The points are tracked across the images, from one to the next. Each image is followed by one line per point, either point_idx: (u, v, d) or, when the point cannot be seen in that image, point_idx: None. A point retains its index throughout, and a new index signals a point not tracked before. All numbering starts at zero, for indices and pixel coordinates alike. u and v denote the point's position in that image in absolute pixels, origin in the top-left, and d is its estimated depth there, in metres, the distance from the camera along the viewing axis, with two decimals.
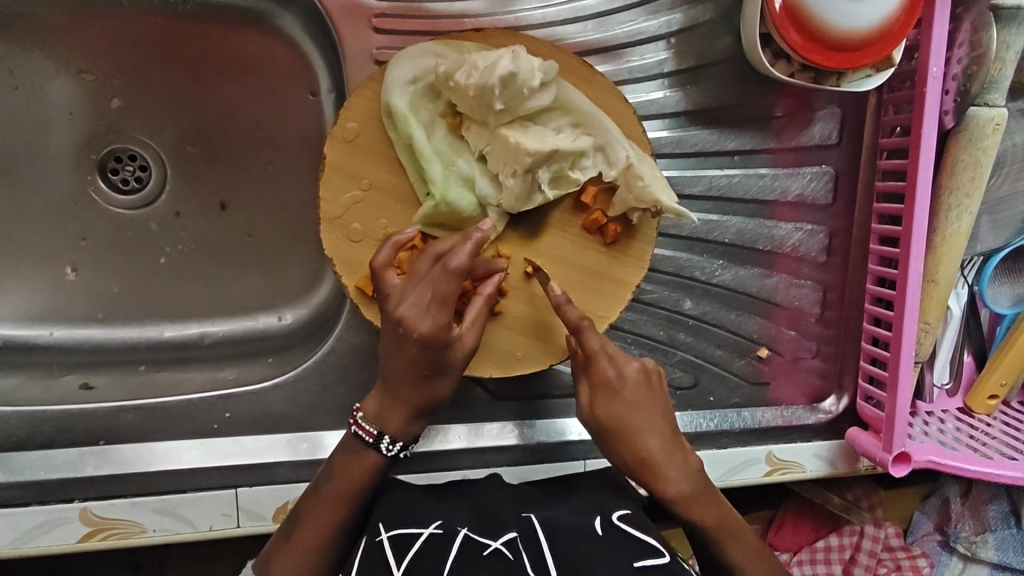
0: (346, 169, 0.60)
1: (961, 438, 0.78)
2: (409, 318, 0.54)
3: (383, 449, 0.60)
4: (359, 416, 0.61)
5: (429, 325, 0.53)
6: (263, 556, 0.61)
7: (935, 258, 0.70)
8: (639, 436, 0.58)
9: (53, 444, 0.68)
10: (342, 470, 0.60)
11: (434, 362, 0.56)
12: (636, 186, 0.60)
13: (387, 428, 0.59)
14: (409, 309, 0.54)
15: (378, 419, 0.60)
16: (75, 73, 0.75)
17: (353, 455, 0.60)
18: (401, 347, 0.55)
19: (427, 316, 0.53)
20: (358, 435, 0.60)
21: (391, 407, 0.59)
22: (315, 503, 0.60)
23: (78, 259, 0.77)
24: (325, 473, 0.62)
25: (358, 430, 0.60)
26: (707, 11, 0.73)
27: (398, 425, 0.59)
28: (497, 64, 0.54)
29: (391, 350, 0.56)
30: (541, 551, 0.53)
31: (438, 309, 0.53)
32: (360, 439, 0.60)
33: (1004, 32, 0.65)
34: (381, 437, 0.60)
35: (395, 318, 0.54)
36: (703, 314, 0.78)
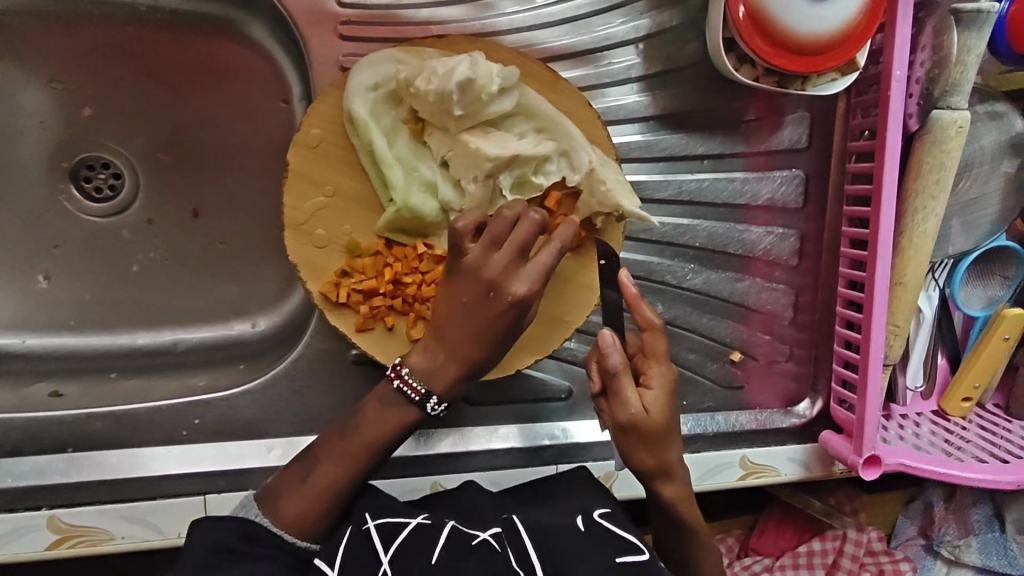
0: (309, 175, 0.60)
1: (937, 442, 0.78)
2: (505, 280, 0.53)
3: (428, 410, 0.56)
4: (402, 371, 0.56)
5: (525, 287, 0.53)
6: (263, 493, 0.57)
7: (902, 260, 0.70)
8: (652, 447, 0.57)
9: (21, 451, 0.68)
10: (377, 420, 0.57)
11: (514, 326, 0.55)
12: (599, 190, 0.60)
13: (436, 388, 0.56)
14: (504, 270, 0.53)
15: (426, 378, 0.56)
16: (46, 82, 0.76)
17: (390, 407, 0.57)
18: (484, 309, 0.54)
19: (520, 277, 0.53)
20: (402, 390, 0.56)
21: (448, 365, 0.55)
22: (340, 446, 0.57)
23: (51, 266, 0.77)
24: (352, 419, 0.58)
25: (405, 386, 0.56)
26: (675, 16, 0.73)
27: (449, 386, 0.56)
28: (455, 70, 0.55)
29: (464, 312, 0.54)
30: (530, 545, 0.53)
31: (533, 272, 0.53)
32: (403, 395, 0.56)
33: (966, 36, 0.65)
34: (428, 396, 0.56)
35: (488, 281, 0.53)
36: (675, 318, 0.78)
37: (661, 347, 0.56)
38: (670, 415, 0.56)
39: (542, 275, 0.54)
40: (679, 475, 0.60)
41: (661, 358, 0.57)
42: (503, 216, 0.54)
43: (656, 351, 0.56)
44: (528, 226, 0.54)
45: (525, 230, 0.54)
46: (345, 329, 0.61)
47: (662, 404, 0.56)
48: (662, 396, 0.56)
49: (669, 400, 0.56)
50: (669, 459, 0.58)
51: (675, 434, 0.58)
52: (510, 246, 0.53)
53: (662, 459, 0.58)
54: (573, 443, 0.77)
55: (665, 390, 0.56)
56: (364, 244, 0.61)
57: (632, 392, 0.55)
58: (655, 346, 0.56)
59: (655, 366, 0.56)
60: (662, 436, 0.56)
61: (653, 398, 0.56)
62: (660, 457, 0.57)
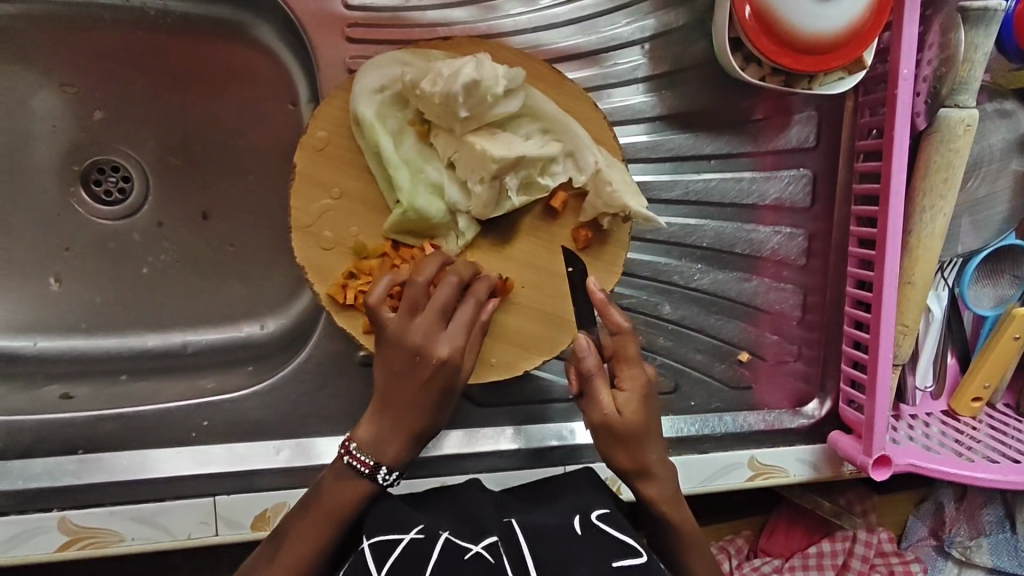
0: (317, 177, 0.60)
1: (947, 443, 0.77)
2: (429, 344, 0.57)
3: (380, 479, 0.58)
4: (350, 446, 0.58)
5: (448, 347, 0.57)
6: (237, 575, 0.58)
7: (911, 260, 0.70)
8: (639, 447, 0.58)
9: (32, 453, 0.68)
10: (332, 492, 0.58)
11: (448, 385, 0.58)
12: (605, 191, 0.60)
13: (385, 457, 0.58)
14: (425, 334, 0.57)
15: (375, 449, 0.58)
16: (57, 87, 0.76)
17: (343, 481, 0.58)
18: (415, 375, 0.57)
19: (442, 339, 0.57)
20: (352, 464, 0.58)
21: (391, 434, 0.58)
22: (301, 525, 0.58)
23: (62, 269, 0.78)
24: (311, 494, 0.59)
25: (353, 461, 0.58)
26: (681, 16, 0.73)
27: (396, 452, 0.58)
28: (459, 72, 0.55)
29: (399, 380, 0.58)
30: (522, 554, 0.53)
31: (455, 330, 0.57)
32: (353, 468, 0.58)
33: (972, 33, 0.65)
34: (377, 468, 0.58)
35: (413, 347, 0.57)
36: (682, 319, 0.78)
37: (632, 350, 0.58)
38: (645, 416, 0.58)
39: (464, 331, 0.58)
40: (664, 476, 0.60)
41: (634, 360, 0.59)
42: (416, 281, 0.57)
43: (628, 353, 0.58)
44: (447, 289, 0.58)
45: (444, 294, 0.58)
46: (353, 330, 0.61)
47: (636, 406, 0.58)
48: (635, 397, 0.58)
49: (644, 401, 0.58)
50: (650, 461, 0.59)
51: (653, 434, 0.59)
52: (428, 312, 0.57)
53: (641, 459, 0.59)
54: (580, 444, 0.77)
55: (639, 392, 0.58)
56: (371, 245, 0.61)
57: (606, 396, 0.57)
58: (627, 347, 0.58)
59: (627, 368, 0.58)
60: (639, 436, 0.58)
61: (627, 399, 0.58)
62: (638, 456, 0.59)
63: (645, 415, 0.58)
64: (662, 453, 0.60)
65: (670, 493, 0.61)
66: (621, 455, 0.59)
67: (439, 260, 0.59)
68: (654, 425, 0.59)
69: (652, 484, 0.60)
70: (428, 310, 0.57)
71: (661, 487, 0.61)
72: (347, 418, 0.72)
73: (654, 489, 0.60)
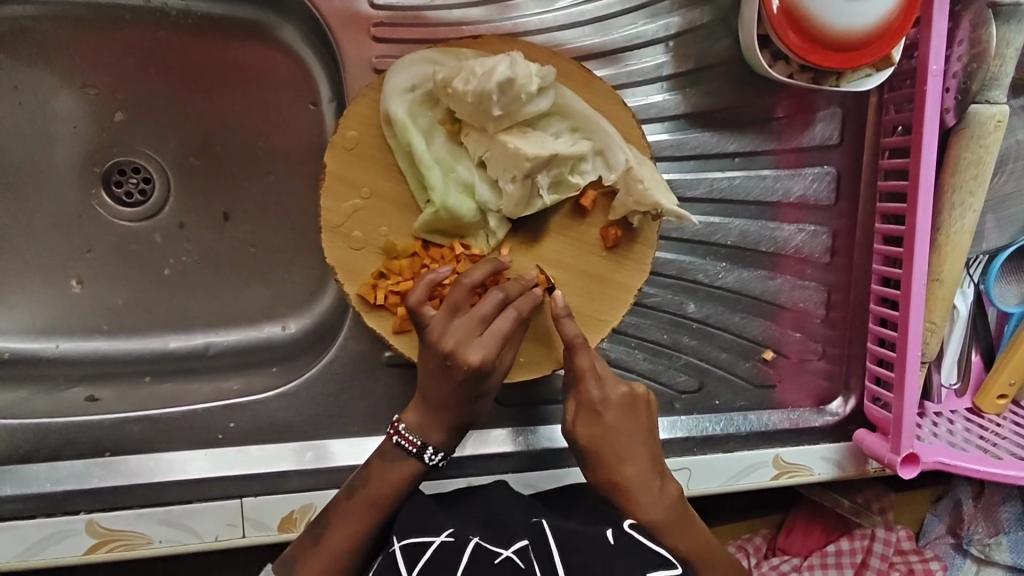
0: (347, 176, 0.60)
1: (971, 439, 0.77)
2: (462, 350, 0.55)
3: (426, 459, 0.60)
4: (399, 427, 0.60)
5: (480, 355, 0.55)
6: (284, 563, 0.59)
7: (940, 257, 0.70)
8: (614, 463, 0.59)
9: (59, 456, 0.68)
10: (378, 476, 0.59)
11: (479, 389, 0.58)
12: (636, 189, 0.60)
13: (432, 439, 0.60)
14: (460, 340, 0.56)
15: (420, 430, 0.60)
16: (79, 89, 0.76)
17: (390, 463, 0.60)
18: (446, 376, 0.57)
19: (477, 345, 0.56)
20: (401, 444, 0.60)
21: (435, 421, 0.59)
22: (348, 509, 0.59)
23: (83, 271, 0.78)
24: (357, 478, 0.60)
25: (402, 440, 0.59)
26: (705, 14, 0.73)
27: (440, 437, 0.60)
28: (493, 70, 0.55)
29: (434, 377, 0.57)
30: (552, 559, 0.52)
31: (490, 339, 0.56)
32: (401, 448, 0.60)
33: (1004, 29, 0.66)
34: (424, 448, 0.59)
35: (447, 349, 0.56)
36: (707, 317, 0.77)
37: (583, 365, 0.60)
38: (600, 431, 0.60)
39: (499, 342, 0.56)
40: (649, 494, 0.59)
41: (589, 375, 0.60)
42: (461, 286, 0.56)
43: (580, 369, 0.60)
44: (490, 301, 0.56)
45: (487, 303, 0.56)
46: (383, 330, 0.61)
47: (595, 420, 0.60)
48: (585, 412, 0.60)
49: (599, 416, 0.60)
50: (624, 477, 0.59)
51: (618, 449, 0.60)
52: (466, 319, 0.56)
53: (608, 477, 0.60)
54: None
55: (591, 407, 0.60)
56: (401, 245, 0.61)
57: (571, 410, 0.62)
58: (581, 359, 0.60)
59: (586, 385, 0.60)
60: (599, 450, 0.60)
61: (583, 414, 0.61)
62: (606, 474, 0.60)
63: (601, 429, 0.60)
64: (636, 472, 0.59)
65: (660, 516, 0.59)
66: (603, 477, 0.60)
67: (489, 268, 0.58)
68: (619, 438, 0.60)
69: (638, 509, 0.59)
70: (466, 316, 0.56)
71: (646, 510, 0.59)
72: (373, 419, 0.72)
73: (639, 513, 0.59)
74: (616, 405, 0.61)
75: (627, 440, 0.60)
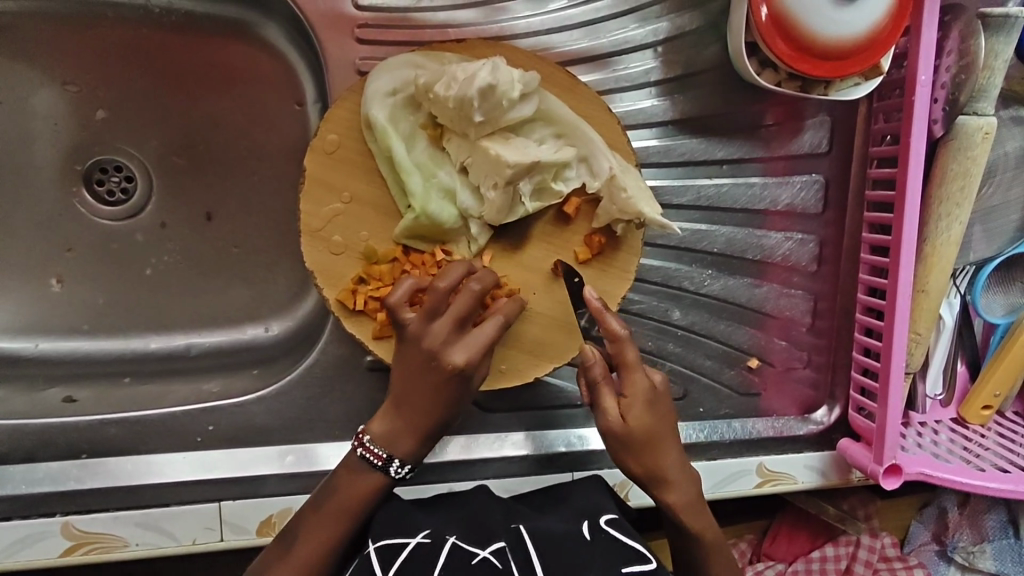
0: (327, 180, 0.59)
1: (955, 450, 0.77)
2: (446, 350, 0.56)
3: (392, 473, 0.58)
4: (364, 439, 0.58)
5: (465, 355, 0.56)
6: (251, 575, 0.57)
7: (926, 268, 0.70)
8: (660, 447, 0.56)
9: (35, 457, 0.68)
10: (348, 485, 0.58)
11: (460, 393, 0.57)
12: (620, 197, 0.59)
13: (398, 452, 0.58)
14: (444, 341, 0.56)
15: (386, 442, 0.58)
16: (60, 85, 0.75)
17: (359, 473, 0.58)
18: (428, 378, 0.56)
19: (461, 345, 0.56)
20: (366, 457, 0.58)
21: (402, 432, 0.58)
22: (315, 519, 0.57)
23: (63, 270, 0.77)
24: (326, 487, 0.59)
25: (368, 453, 0.57)
26: (694, 20, 0.72)
27: (408, 450, 0.58)
28: (475, 76, 0.54)
29: (412, 382, 0.57)
30: (530, 560, 0.52)
31: (474, 340, 0.56)
32: (367, 461, 0.58)
33: (993, 41, 0.65)
34: (390, 461, 0.57)
35: (430, 350, 0.56)
36: (692, 325, 0.77)
37: (632, 357, 0.55)
38: (649, 422, 0.56)
39: (483, 343, 0.56)
40: (680, 479, 0.58)
41: (637, 365, 0.56)
42: (436, 287, 0.56)
43: (627, 358, 0.56)
44: (467, 298, 0.56)
45: (464, 301, 0.56)
46: (362, 336, 0.60)
47: (644, 410, 0.56)
48: (637, 404, 0.56)
49: (650, 407, 0.56)
50: (666, 462, 0.57)
51: (663, 438, 0.57)
52: (447, 319, 0.56)
53: (653, 464, 0.56)
54: (589, 450, 0.76)
55: (639, 399, 0.56)
56: (381, 250, 0.60)
57: (613, 405, 0.56)
58: (630, 352, 0.56)
59: (631, 375, 0.56)
60: (648, 438, 0.56)
61: (632, 407, 0.56)
62: (649, 463, 0.56)
63: (651, 419, 0.56)
64: (675, 457, 0.57)
65: (689, 498, 0.58)
66: (649, 463, 0.56)
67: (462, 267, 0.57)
68: (665, 428, 0.57)
69: (670, 491, 0.58)
70: (446, 317, 0.56)
71: (678, 493, 0.58)
72: (354, 423, 0.71)
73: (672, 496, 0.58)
74: (660, 395, 0.57)
75: (670, 427, 0.57)
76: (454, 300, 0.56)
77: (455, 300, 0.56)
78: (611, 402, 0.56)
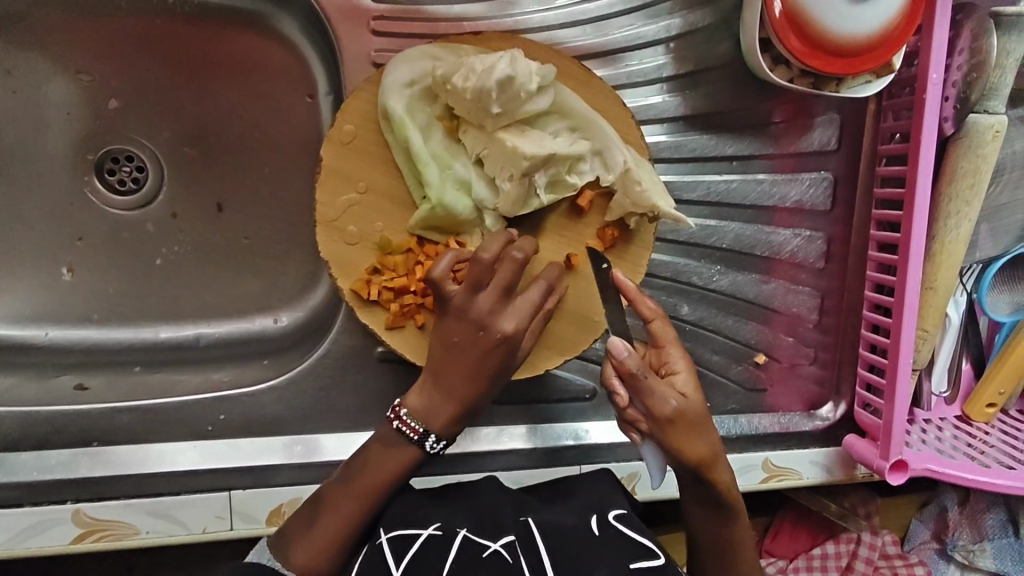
0: (343, 171, 0.59)
1: (959, 447, 0.77)
2: (495, 320, 0.55)
3: (427, 448, 0.58)
4: (400, 412, 0.58)
5: (514, 324, 0.56)
6: (275, 545, 0.57)
7: (934, 265, 0.70)
8: (707, 426, 0.54)
9: (46, 444, 0.68)
10: (377, 461, 0.58)
11: (503, 363, 0.57)
12: (634, 191, 0.60)
13: (433, 427, 0.57)
14: (491, 311, 0.55)
15: (424, 418, 0.57)
16: (73, 74, 0.75)
17: (390, 449, 0.58)
18: (477, 350, 0.56)
19: (509, 315, 0.56)
20: (402, 430, 0.58)
21: (441, 406, 0.57)
22: (341, 495, 0.57)
23: (74, 259, 0.77)
24: (354, 464, 0.59)
25: (404, 427, 0.57)
26: (706, 16, 0.73)
27: (444, 423, 0.57)
28: (494, 67, 0.54)
29: (454, 353, 0.56)
30: (541, 555, 0.53)
31: (521, 309, 0.56)
32: (403, 435, 0.58)
33: (1004, 39, 0.66)
34: (427, 435, 0.57)
35: (477, 321, 0.55)
36: (700, 320, 0.77)
37: (666, 332, 0.55)
38: (697, 398, 0.54)
39: (531, 310, 0.56)
40: (723, 458, 0.56)
41: (671, 344, 0.56)
42: (480, 258, 0.55)
43: (626, 370, 0.51)
44: (510, 267, 0.55)
45: (508, 270, 0.55)
46: (376, 326, 0.60)
47: (692, 387, 0.54)
48: (684, 377, 0.54)
49: (693, 381, 0.54)
50: (713, 444, 0.55)
51: (707, 419, 0.55)
52: (494, 290, 0.55)
53: (704, 447, 0.54)
54: (595, 443, 0.76)
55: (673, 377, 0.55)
56: (396, 241, 0.60)
57: (666, 390, 0.52)
58: (665, 330, 0.56)
59: (670, 353, 0.55)
60: (698, 418, 0.53)
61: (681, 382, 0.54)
62: (701, 446, 0.54)
63: (698, 397, 0.54)
64: (717, 437, 0.56)
65: (728, 481, 0.57)
66: (702, 446, 0.54)
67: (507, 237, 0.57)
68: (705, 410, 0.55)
69: (719, 472, 0.56)
70: (492, 287, 0.55)
71: (724, 475, 0.56)
72: (363, 414, 0.72)
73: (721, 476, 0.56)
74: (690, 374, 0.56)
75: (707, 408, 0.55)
76: (500, 269, 0.55)
77: (499, 269, 0.55)
78: (663, 386, 0.52)
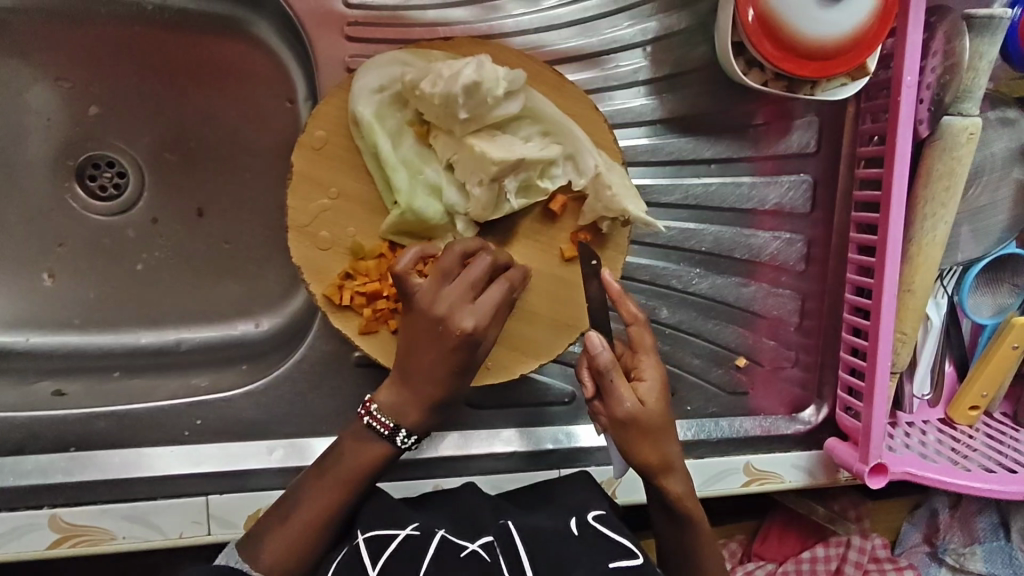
0: (314, 177, 0.59)
1: (943, 451, 0.77)
2: (453, 316, 0.54)
3: (399, 442, 0.58)
4: (371, 407, 0.58)
5: (473, 321, 0.54)
6: (249, 536, 0.58)
7: (912, 268, 0.70)
8: (666, 438, 0.55)
9: (23, 450, 0.68)
10: (352, 454, 0.58)
11: (468, 362, 0.56)
12: (605, 195, 0.60)
13: (405, 422, 0.57)
14: (453, 306, 0.54)
15: (394, 413, 0.58)
16: (53, 81, 0.76)
17: (365, 442, 0.58)
18: (435, 346, 0.55)
19: (469, 312, 0.54)
20: (373, 425, 0.58)
21: (411, 401, 0.57)
22: (319, 485, 0.58)
23: (55, 265, 0.77)
24: (333, 454, 0.59)
25: (374, 421, 0.58)
26: (683, 19, 0.73)
27: (415, 418, 0.58)
28: (461, 73, 0.55)
29: (417, 349, 0.56)
30: (519, 556, 0.52)
31: (485, 307, 0.55)
32: (373, 430, 0.58)
33: (978, 41, 0.66)
34: (397, 430, 0.58)
35: (436, 316, 0.55)
36: (679, 323, 0.77)
37: (642, 340, 0.55)
38: (660, 409, 0.54)
39: (492, 310, 0.55)
40: (680, 469, 0.57)
41: (645, 352, 0.56)
42: (450, 253, 0.56)
43: (597, 365, 0.52)
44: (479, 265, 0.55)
45: (477, 268, 0.55)
46: (349, 331, 0.60)
47: (657, 396, 0.54)
48: (651, 387, 0.54)
49: (660, 391, 0.55)
50: (671, 453, 0.56)
51: (668, 429, 0.55)
52: (459, 284, 0.55)
53: (657, 454, 0.55)
54: (576, 447, 0.76)
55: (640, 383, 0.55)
56: (368, 246, 0.61)
57: (629, 393, 0.53)
58: (643, 337, 0.56)
59: (644, 359, 0.55)
60: (657, 427, 0.54)
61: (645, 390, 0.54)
62: (655, 453, 0.55)
63: (661, 406, 0.54)
64: (677, 448, 0.56)
65: (683, 490, 0.58)
66: (655, 453, 0.55)
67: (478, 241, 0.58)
68: (669, 421, 0.55)
69: (671, 480, 0.57)
70: (460, 282, 0.55)
71: (676, 484, 0.57)
72: (341, 418, 0.72)
73: (671, 484, 0.57)
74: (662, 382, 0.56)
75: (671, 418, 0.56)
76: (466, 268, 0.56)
77: (467, 267, 0.56)
78: (627, 389, 0.53)
